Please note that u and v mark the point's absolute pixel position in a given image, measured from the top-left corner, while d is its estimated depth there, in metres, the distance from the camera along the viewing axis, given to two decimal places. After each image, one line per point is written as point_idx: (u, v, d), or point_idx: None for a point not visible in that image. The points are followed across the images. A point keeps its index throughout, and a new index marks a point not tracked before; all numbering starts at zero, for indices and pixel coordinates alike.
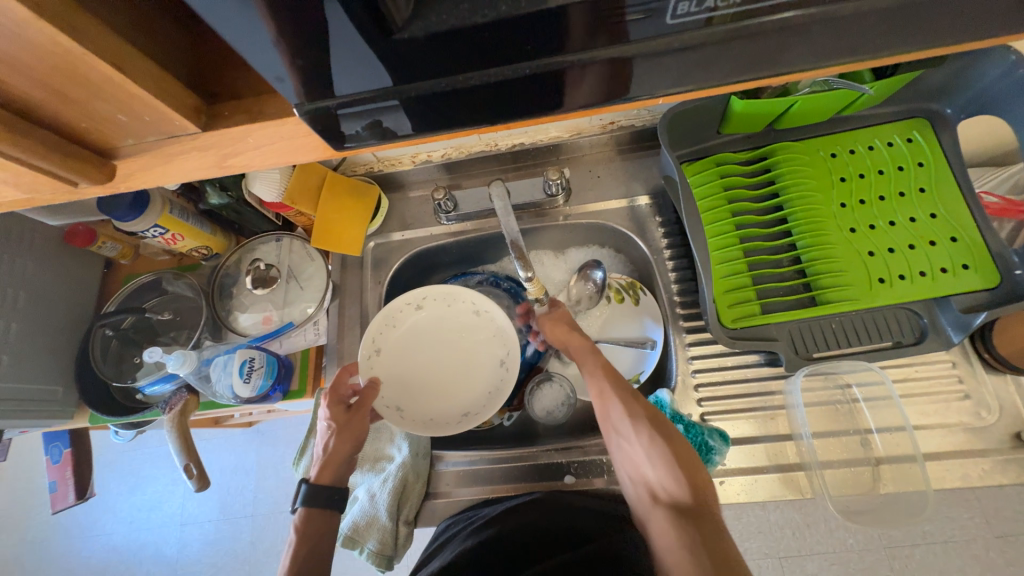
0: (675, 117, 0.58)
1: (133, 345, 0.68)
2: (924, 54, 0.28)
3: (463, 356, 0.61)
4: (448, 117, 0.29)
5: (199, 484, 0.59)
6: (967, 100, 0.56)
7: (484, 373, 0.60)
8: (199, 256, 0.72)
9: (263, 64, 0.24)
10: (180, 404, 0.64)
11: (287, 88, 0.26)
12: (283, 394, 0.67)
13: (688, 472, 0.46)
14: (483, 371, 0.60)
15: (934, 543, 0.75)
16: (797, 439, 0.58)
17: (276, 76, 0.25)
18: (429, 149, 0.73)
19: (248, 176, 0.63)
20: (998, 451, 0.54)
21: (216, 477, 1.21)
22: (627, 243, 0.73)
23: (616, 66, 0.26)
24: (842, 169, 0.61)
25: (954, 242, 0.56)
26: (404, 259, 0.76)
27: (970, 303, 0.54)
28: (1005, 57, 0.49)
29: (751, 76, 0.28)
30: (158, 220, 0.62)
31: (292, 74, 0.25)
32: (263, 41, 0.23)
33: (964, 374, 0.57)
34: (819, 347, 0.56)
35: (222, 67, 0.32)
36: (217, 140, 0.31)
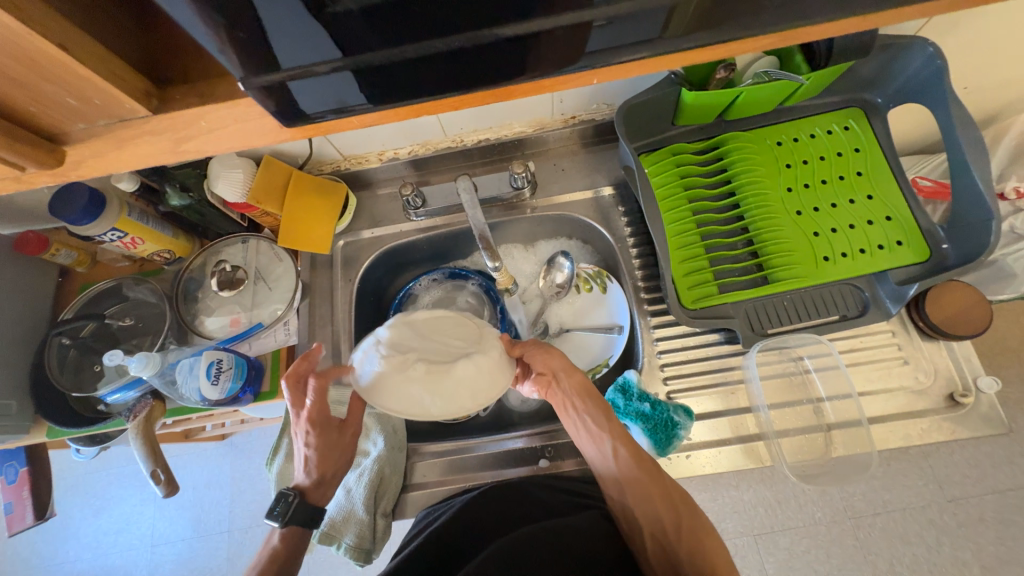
0: (631, 109, 0.61)
1: (93, 353, 0.65)
2: (823, 26, 0.31)
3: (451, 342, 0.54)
4: (389, 88, 0.30)
5: (168, 489, 0.58)
6: (895, 89, 0.61)
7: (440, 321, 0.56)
8: (161, 260, 0.70)
9: (204, 38, 0.25)
10: (145, 411, 0.62)
11: (230, 61, 0.27)
12: (253, 397, 0.66)
13: (666, 486, 0.54)
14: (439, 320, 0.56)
15: (895, 511, 0.79)
16: (755, 410, 0.61)
17: (219, 49, 0.26)
18: (395, 146, 0.74)
19: (210, 175, 0.63)
20: (935, 411, 0.59)
21: (189, 493, 1.17)
22: (593, 233, 0.76)
23: (545, 40, 0.28)
24: (787, 157, 0.65)
25: (889, 221, 0.61)
26: (375, 256, 0.77)
27: (906, 276, 0.59)
28: (924, 49, 0.54)
29: (668, 48, 0.30)
30: (116, 223, 0.60)
31: (236, 46, 0.26)
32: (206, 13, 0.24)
33: (902, 341, 0.62)
34: (772, 324, 0.60)
35: (173, 53, 0.32)
36: (169, 123, 0.31)
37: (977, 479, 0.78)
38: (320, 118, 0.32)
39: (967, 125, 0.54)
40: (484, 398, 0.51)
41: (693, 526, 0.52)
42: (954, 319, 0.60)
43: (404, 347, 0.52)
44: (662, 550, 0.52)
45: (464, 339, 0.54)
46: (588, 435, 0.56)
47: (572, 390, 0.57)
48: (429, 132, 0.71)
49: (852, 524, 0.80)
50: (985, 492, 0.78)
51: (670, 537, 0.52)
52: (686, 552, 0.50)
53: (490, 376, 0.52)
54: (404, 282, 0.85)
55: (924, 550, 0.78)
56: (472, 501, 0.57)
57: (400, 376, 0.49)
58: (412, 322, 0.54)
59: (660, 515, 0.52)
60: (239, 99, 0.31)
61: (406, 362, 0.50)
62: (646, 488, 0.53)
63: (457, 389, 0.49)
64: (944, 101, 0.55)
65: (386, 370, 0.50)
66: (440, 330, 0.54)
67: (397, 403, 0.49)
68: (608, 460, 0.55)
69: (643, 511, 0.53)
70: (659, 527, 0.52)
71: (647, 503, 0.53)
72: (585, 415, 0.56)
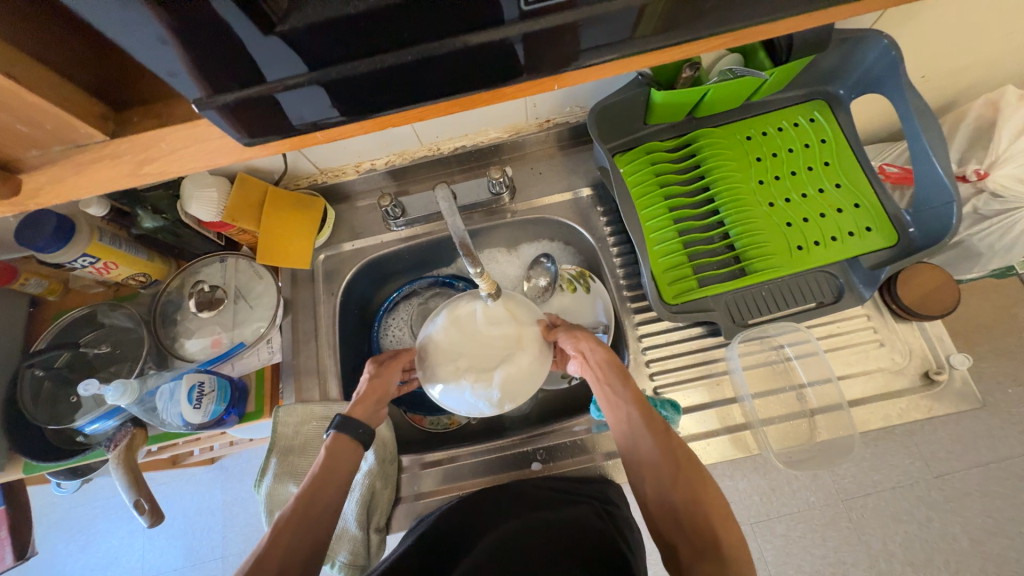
0: (602, 111, 0.62)
1: (68, 383, 0.63)
2: (765, 27, 0.32)
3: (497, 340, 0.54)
4: (350, 100, 0.30)
5: (153, 518, 0.57)
6: (855, 81, 0.63)
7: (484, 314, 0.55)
8: (137, 284, 0.69)
9: (154, 61, 0.25)
10: (127, 439, 0.61)
11: (184, 84, 0.27)
12: (238, 418, 0.65)
13: (673, 443, 0.49)
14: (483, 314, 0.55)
15: (884, 491, 0.80)
16: (740, 401, 0.63)
17: (169, 72, 0.26)
18: (371, 157, 0.73)
19: (182, 196, 0.61)
20: (912, 390, 0.61)
21: (179, 521, 1.14)
22: (573, 234, 0.76)
23: (494, 50, 0.28)
24: (757, 150, 0.66)
25: (857, 208, 0.63)
26: (357, 268, 0.76)
27: (876, 261, 0.61)
28: (879, 41, 0.56)
29: (617, 54, 0.31)
30: (86, 249, 0.58)
31: (189, 69, 0.26)
32: (150, 35, 0.24)
33: (877, 324, 0.64)
34: (752, 314, 0.61)
35: (130, 77, 0.32)
36: (131, 146, 0.31)
37: (960, 454, 0.80)
38: (287, 133, 0.32)
39: (926, 115, 0.55)
40: (530, 393, 0.54)
41: (694, 481, 0.47)
42: (925, 300, 0.62)
43: (450, 353, 0.53)
44: (661, 503, 0.47)
45: (502, 340, 0.53)
46: (604, 394, 0.54)
47: (592, 364, 0.56)
48: (405, 142, 0.71)
49: (845, 506, 0.81)
50: (968, 466, 0.80)
51: (669, 489, 0.47)
52: (685, 505, 0.46)
53: (528, 377, 0.54)
54: (389, 293, 0.85)
55: (915, 527, 0.80)
56: (465, 509, 0.57)
57: (450, 382, 0.53)
58: (454, 325, 0.54)
59: (658, 465, 0.48)
60: (201, 119, 0.31)
61: (455, 371, 0.52)
62: (650, 444, 0.50)
63: (504, 392, 0.52)
64: (901, 90, 0.57)
65: (439, 376, 0.53)
66: (479, 333, 0.54)
67: (457, 406, 0.54)
68: (619, 419, 0.53)
69: (643, 461, 0.49)
70: (658, 478, 0.48)
71: (648, 453, 0.49)
72: (600, 380, 0.55)
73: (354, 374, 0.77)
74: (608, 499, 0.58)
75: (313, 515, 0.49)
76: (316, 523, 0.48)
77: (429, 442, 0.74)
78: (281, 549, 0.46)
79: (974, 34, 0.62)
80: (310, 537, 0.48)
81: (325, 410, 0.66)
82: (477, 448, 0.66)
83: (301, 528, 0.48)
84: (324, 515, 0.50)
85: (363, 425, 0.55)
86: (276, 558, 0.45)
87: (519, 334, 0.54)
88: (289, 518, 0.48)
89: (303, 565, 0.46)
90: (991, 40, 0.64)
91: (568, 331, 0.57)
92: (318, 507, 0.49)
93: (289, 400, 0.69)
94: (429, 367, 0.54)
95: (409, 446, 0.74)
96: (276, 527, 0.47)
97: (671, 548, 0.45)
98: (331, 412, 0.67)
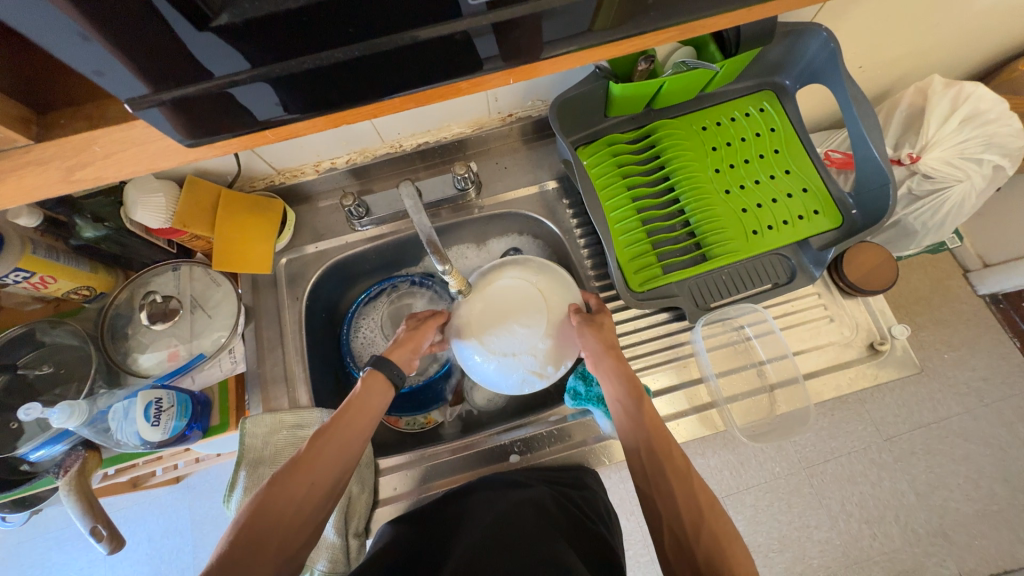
0: (563, 104, 0.62)
1: (6, 409, 0.58)
2: (708, 22, 0.33)
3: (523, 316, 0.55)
4: (299, 97, 0.29)
5: (113, 544, 0.54)
6: (799, 72, 0.66)
7: (514, 290, 0.56)
8: (79, 298, 0.65)
9: (77, 58, 0.23)
10: (77, 464, 0.57)
11: (112, 82, 0.25)
12: (202, 433, 0.62)
13: (695, 483, 0.47)
14: (513, 289, 0.56)
15: (841, 456, 0.86)
16: (706, 381, 0.66)
17: (95, 70, 0.24)
18: (331, 156, 0.71)
19: (125, 202, 0.57)
20: (860, 360, 0.65)
21: (145, 546, 1.08)
22: (541, 228, 0.77)
23: (443, 44, 0.28)
24: (712, 140, 0.69)
25: (806, 192, 0.66)
26: (322, 270, 0.75)
27: (824, 242, 0.65)
28: (818, 34, 0.59)
29: (568, 47, 0.31)
30: (18, 263, 0.54)
31: (117, 68, 0.24)
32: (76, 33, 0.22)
33: (828, 301, 0.68)
34: (713, 298, 0.64)
35: (56, 76, 0.31)
36: (58, 150, 0.29)
37: (905, 416, 0.87)
38: (236, 133, 0.31)
39: (863, 103, 0.59)
40: (551, 371, 0.56)
41: (717, 532, 0.44)
42: (868, 277, 0.67)
43: (480, 322, 0.55)
44: (680, 553, 0.44)
45: (534, 317, 0.55)
46: (623, 421, 0.53)
47: (603, 373, 0.55)
48: (366, 139, 0.69)
49: (806, 473, 0.86)
50: (913, 427, 0.87)
51: (689, 536, 0.44)
52: (705, 554, 0.42)
53: (551, 356, 0.55)
54: (358, 294, 0.83)
55: (869, 487, 0.86)
56: (444, 506, 0.57)
57: (476, 351, 0.55)
58: (491, 295, 0.56)
59: (678, 506, 0.46)
60: (135, 120, 0.29)
61: (481, 345, 0.54)
62: (670, 482, 0.47)
63: (526, 370, 0.54)
64: (841, 80, 0.60)
65: (468, 343, 0.55)
66: (513, 305, 0.55)
67: (482, 378, 0.57)
68: (635, 445, 0.51)
69: (662, 503, 0.47)
70: (678, 522, 0.45)
71: (667, 491, 0.47)
72: (617, 405, 0.54)
73: (324, 380, 0.75)
74: (584, 485, 0.60)
75: (346, 437, 0.50)
76: (350, 440, 0.50)
77: (406, 442, 0.73)
78: (318, 461, 0.47)
79: (902, 26, 0.66)
80: (340, 457, 0.49)
81: (295, 418, 0.65)
82: (455, 446, 0.66)
83: (337, 443, 0.49)
84: (336, 458, 0.49)
85: (397, 368, 0.56)
86: (311, 470, 0.47)
87: (548, 312, 0.56)
88: (326, 435, 0.49)
89: (331, 484, 0.48)
90: (918, 32, 0.68)
91: (587, 325, 0.56)
92: (351, 432, 0.50)
93: (256, 410, 0.67)
94: (460, 332, 0.56)
95: (385, 448, 0.73)
96: (314, 440, 0.49)
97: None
98: (302, 420, 0.65)
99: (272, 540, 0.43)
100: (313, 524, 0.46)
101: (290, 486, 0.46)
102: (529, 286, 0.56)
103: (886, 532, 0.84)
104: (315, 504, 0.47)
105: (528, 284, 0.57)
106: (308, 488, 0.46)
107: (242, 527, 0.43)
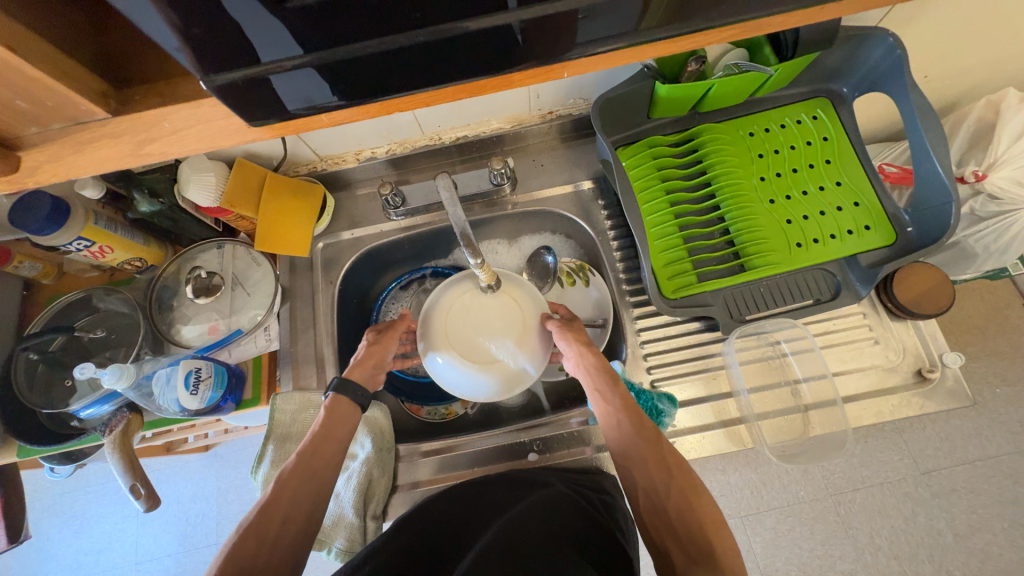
0: (606, 103, 0.61)
1: (63, 368, 0.62)
2: (773, 20, 0.32)
3: (503, 326, 0.53)
4: (357, 83, 0.30)
5: (149, 503, 0.57)
6: (860, 79, 0.63)
7: (494, 300, 0.54)
8: (132, 269, 0.68)
9: (159, 35, 0.25)
10: (121, 425, 0.60)
11: (189, 61, 0.26)
12: (235, 405, 0.64)
13: (663, 448, 0.48)
14: (492, 300, 0.54)
15: (873, 486, 0.82)
16: (736, 395, 0.63)
17: (176, 47, 0.25)
18: (372, 145, 0.72)
19: (179, 180, 0.60)
20: (905, 387, 0.62)
21: (174, 507, 1.14)
22: (574, 227, 0.76)
23: (501, 33, 0.28)
24: (759, 147, 0.66)
25: (857, 206, 0.63)
26: (356, 257, 0.76)
27: (874, 259, 0.61)
28: (884, 39, 0.56)
29: (624, 40, 0.30)
30: (81, 232, 0.57)
31: (193, 46, 0.25)
32: (160, 11, 0.23)
33: (873, 322, 0.65)
34: (749, 310, 0.62)
35: (133, 55, 0.32)
36: (131, 124, 0.31)
37: (947, 451, 0.82)
38: (292, 115, 0.32)
39: (928, 115, 0.56)
40: (528, 383, 0.54)
41: (684, 487, 0.46)
42: (920, 299, 0.63)
43: (458, 331, 0.53)
44: (655, 512, 0.46)
45: (509, 331, 0.53)
46: (592, 398, 0.53)
47: (581, 369, 0.54)
48: (406, 130, 0.70)
49: (834, 500, 0.82)
50: (956, 463, 0.82)
51: (661, 496, 0.46)
52: (677, 510, 0.45)
53: (530, 367, 0.54)
54: (388, 282, 0.85)
55: (902, 522, 0.81)
56: (459, 495, 0.58)
57: (452, 360, 0.52)
58: (462, 308, 0.54)
59: (650, 471, 0.47)
60: (205, 99, 0.31)
61: (458, 354, 0.52)
62: (641, 451, 0.48)
63: (505, 380, 0.53)
64: (906, 90, 0.57)
65: (444, 353, 0.53)
66: (493, 316, 0.53)
67: (456, 387, 0.54)
68: (610, 424, 0.51)
69: (636, 470, 0.48)
70: (651, 484, 0.47)
71: (640, 460, 0.48)
72: (592, 389, 0.53)
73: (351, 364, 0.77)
74: (603, 490, 0.59)
75: (315, 471, 0.50)
76: (317, 475, 0.50)
77: (425, 431, 0.74)
78: (286, 497, 0.48)
79: (978, 35, 0.62)
80: (309, 494, 0.49)
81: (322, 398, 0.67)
82: (475, 439, 0.66)
83: (304, 477, 0.50)
84: (308, 491, 0.49)
85: (360, 388, 0.56)
86: (283, 503, 0.47)
87: (529, 323, 0.54)
88: (291, 474, 0.49)
89: (305, 520, 0.48)
90: (995, 41, 0.64)
91: (566, 328, 0.55)
92: (321, 461, 0.51)
93: (287, 387, 0.69)
94: (431, 341, 0.54)
95: (406, 435, 0.74)
96: (278, 481, 0.49)
97: (666, 558, 0.43)
98: None
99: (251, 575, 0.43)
100: (291, 561, 0.46)
101: (264, 521, 0.46)
102: (503, 298, 0.55)
103: (918, 570, 0.79)
104: (290, 542, 0.47)
105: (503, 296, 0.55)
106: (280, 523, 0.47)
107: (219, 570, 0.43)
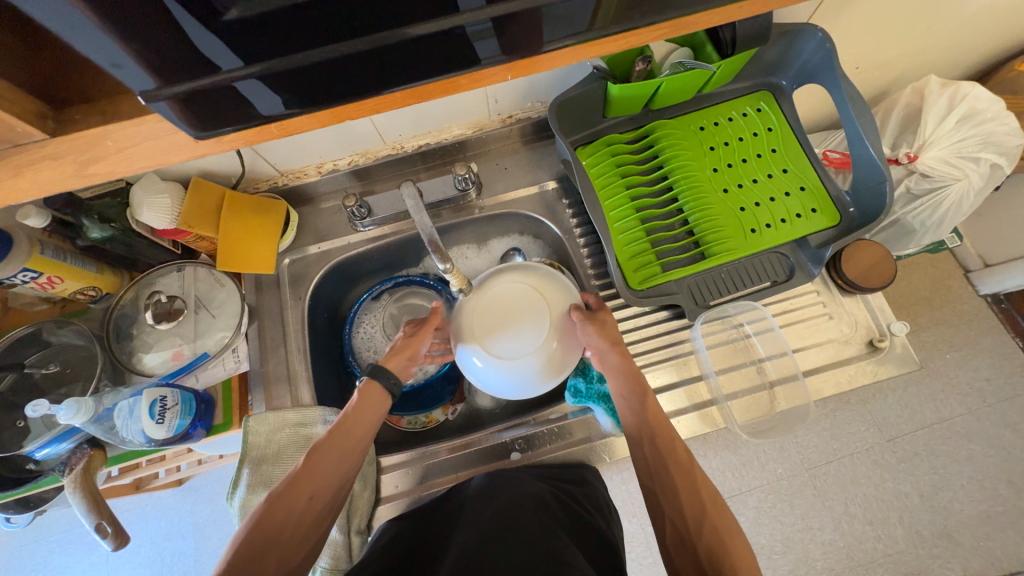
0: (562, 105, 0.63)
1: (14, 408, 0.59)
2: (702, 17, 0.33)
3: (528, 319, 0.53)
4: (306, 91, 0.30)
5: (118, 541, 0.54)
6: (796, 72, 0.67)
7: (518, 292, 0.54)
8: (86, 298, 0.65)
9: (97, 52, 0.24)
10: (83, 462, 0.58)
11: (130, 75, 0.26)
12: (205, 431, 0.62)
13: (698, 480, 0.48)
14: (517, 293, 0.54)
15: (844, 457, 0.86)
16: (705, 378, 0.66)
17: (113, 62, 0.25)
18: (333, 158, 0.72)
19: (132, 204, 0.58)
20: (860, 358, 0.66)
21: (148, 549, 1.08)
22: (542, 228, 0.78)
23: (444, 37, 0.29)
24: (709, 140, 0.69)
25: (803, 191, 0.67)
26: (324, 271, 0.75)
27: (822, 240, 0.65)
28: (814, 34, 0.60)
29: (564, 41, 0.32)
30: (27, 263, 0.55)
31: (131, 60, 0.25)
32: (93, 26, 0.23)
33: (826, 299, 0.69)
34: (713, 296, 0.65)
35: (73, 75, 0.32)
36: (71, 144, 0.31)
37: (908, 418, 0.87)
38: (243, 125, 0.32)
39: (858, 102, 0.60)
40: (557, 374, 0.55)
41: (718, 526, 0.44)
42: (866, 274, 0.68)
43: (485, 327, 0.53)
44: (681, 546, 0.45)
45: (537, 321, 0.53)
46: (627, 415, 0.53)
47: (606, 365, 0.55)
48: (367, 141, 0.70)
49: (809, 474, 0.86)
50: (917, 428, 0.87)
51: (691, 530, 0.45)
52: (707, 549, 0.43)
53: (557, 359, 0.54)
54: (359, 295, 0.84)
55: (873, 489, 0.85)
56: (444, 502, 0.58)
57: (479, 357, 0.53)
58: (490, 299, 0.54)
59: (680, 503, 0.46)
60: (148, 115, 0.31)
61: (485, 350, 0.52)
62: (672, 479, 0.48)
63: (534, 374, 0.53)
64: (837, 80, 0.61)
65: (473, 349, 0.53)
66: (517, 308, 0.53)
67: (487, 382, 0.55)
68: (637, 441, 0.52)
69: (664, 498, 0.47)
70: (680, 515, 0.46)
71: (670, 487, 0.47)
72: (621, 397, 0.54)
73: (326, 381, 0.75)
74: (586, 482, 0.60)
75: (344, 451, 0.50)
76: (346, 458, 0.50)
77: (407, 441, 0.74)
78: (315, 479, 0.47)
79: (898, 28, 0.67)
80: (337, 478, 0.49)
81: (297, 417, 0.65)
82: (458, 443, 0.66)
83: (336, 461, 0.49)
84: (328, 484, 0.48)
85: (392, 376, 0.55)
86: (308, 486, 0.47)
87: (553, 314, 0.54)
88: (323, 452, 0.49)
89: (330, 499, 0.48)
90: (913, 33, 0.69)
91: (588, 322, 0.55)
92: (347, 445, 0.50)
93: (259, 410, 0.68)
94: (461, 338, 0.54)
95: (387, 447, 0.74)
96: (311, 453, 0.48)
97: None
98: (305, 418, 0.66)
99: (272, 557, 0.43)
100: (311, 540, 0.46)
101: (291, 498, 0.46)
102: (530, 288, 0.55)
103: (891, 533, 0.84)
104: (311, 522, 0.46)
105: (529, 286, 0.55)
106: (307, 501, 0.46)
107: (244, 541, 0.43)
